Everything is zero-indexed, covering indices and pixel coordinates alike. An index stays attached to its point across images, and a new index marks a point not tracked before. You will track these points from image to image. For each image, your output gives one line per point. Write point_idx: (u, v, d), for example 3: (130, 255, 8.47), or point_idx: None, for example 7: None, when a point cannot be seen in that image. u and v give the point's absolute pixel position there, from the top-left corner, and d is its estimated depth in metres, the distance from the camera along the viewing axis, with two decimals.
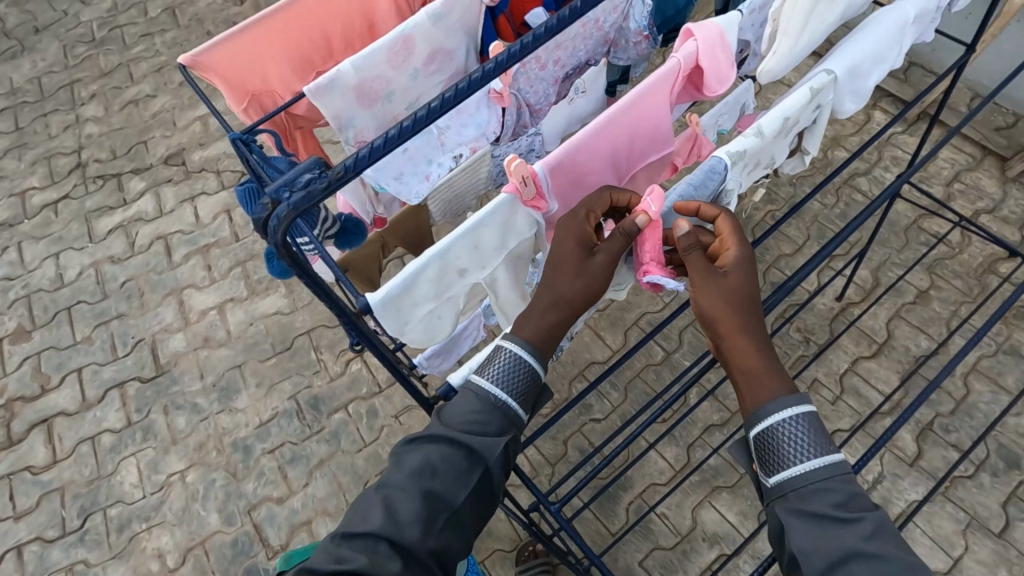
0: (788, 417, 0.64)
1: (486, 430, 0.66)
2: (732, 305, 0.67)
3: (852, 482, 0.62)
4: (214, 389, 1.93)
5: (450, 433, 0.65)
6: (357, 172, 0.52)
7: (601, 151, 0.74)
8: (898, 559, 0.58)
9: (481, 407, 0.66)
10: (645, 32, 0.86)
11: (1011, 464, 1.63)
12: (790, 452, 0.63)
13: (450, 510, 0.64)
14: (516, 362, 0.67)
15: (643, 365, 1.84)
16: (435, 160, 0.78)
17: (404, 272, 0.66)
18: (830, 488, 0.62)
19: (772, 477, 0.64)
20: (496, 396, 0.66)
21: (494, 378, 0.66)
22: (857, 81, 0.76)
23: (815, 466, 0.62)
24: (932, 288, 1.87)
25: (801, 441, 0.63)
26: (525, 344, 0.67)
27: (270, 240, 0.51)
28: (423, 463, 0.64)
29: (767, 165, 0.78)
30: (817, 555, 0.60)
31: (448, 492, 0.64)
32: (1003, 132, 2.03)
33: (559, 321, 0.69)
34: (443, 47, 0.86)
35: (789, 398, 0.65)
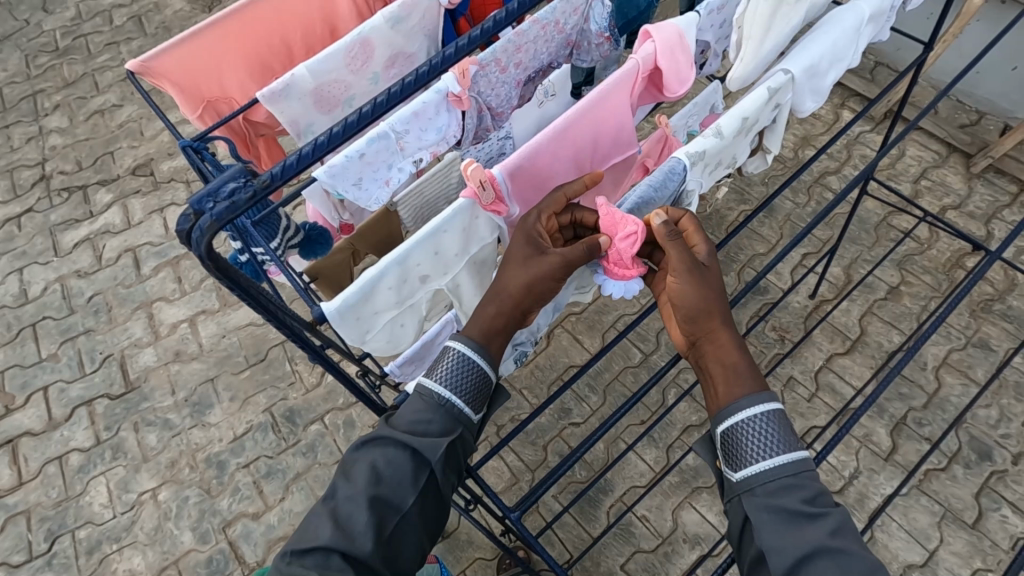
0: (759, 415, 0.65)
1: (428, 431, 0.65)
2: (721, 300, 0.69)
3: (816, 479, 0.64)
4: (186, 404, 1.88)
5: (394, 435, 0.64)
6: (284, 180, 0.53)
7: (564, 155, 0.74)
8: (861, 555, 0.60)
9: (424, 408, 0.65)
10: (606, 33, 0.86)
11: (982, 456, 1.66)
12: (759, 449, 0.64)
13: (398, 515, 0.63)
14: (464, 362, 0.66)
15: (621, 368, 1.84)
16: (395, 165, 0.76)
17: (361, 280, 0.64)
18: (794, 485, 0.63)
19: (738, 472, 0.65)
20: (440, 395, 0.65)
21: (441, 378, 0.66)
22: (816, 80, 0.77)
23: (781, 463, 0.63)
24: (902, 284, 1.90)
25: (771, 438, 0.64)
26: (472, 342, 0.67)
27: (194, 252, 0.49)
28: (371, 470, 0.63)
29: (730, 165, 0.78)
30: (784, 550, 0.61)
31: (395, 497, 0.63)
32: (967, 129, 2.08)
33: (509, 319, 0.68)
34: (403, 50, 0.84)
35: (766, 394, 0.66)
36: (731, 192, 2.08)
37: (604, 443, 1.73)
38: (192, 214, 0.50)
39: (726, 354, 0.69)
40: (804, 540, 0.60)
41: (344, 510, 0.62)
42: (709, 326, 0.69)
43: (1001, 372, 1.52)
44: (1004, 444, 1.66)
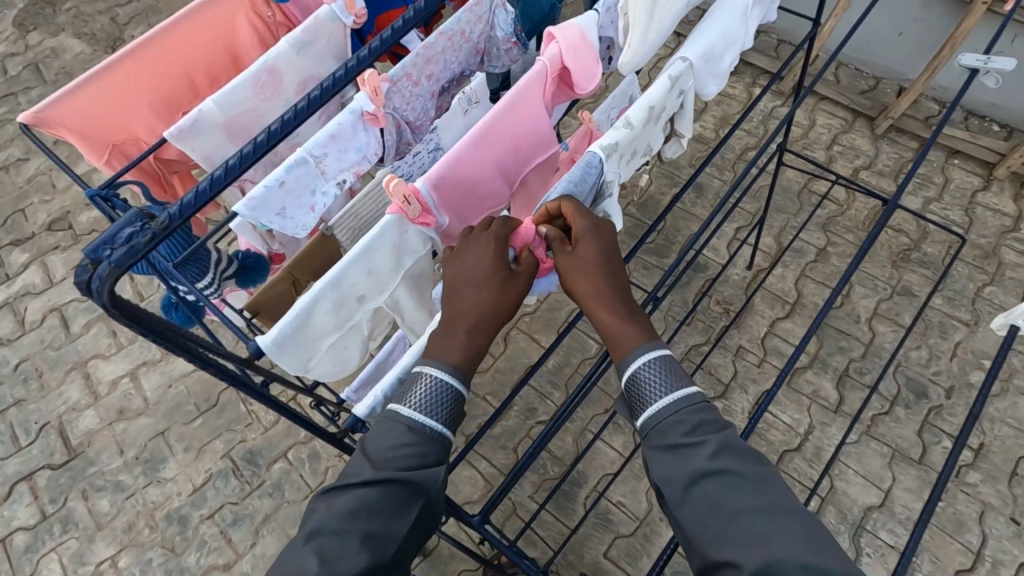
0: (647, 364, 0.66)
1: (424, 463, 0.59)
2: (584, 275, 0.68)
3: (703, 408, 0.65)
4: (137, 463, 1.79)
5: (385, 473, 0.57)
6: (184, 220, 0.52)
7: (484, 160, 0.75)
8: (746, 471, 0.61)
9: (414, 440, 0.59)
10: (513, 38, 0.88)
11: (919, 395, 1.77)
12: (647, 393, 0.66)
13: (391, 548, 0.58)
14: (441, 389, 0.60)
15: (580, 361, 1.87)
16: (319, 190, 0.76)
17: (296, 308, 0.64)
18: (679, 420, 0.64)
19: (637, 421, 0.67)
20: (431, 428, 0.59)
21: (418, 407, 0.60)
22: (713, 64, 0.81)
23: (669, 402, 0.65)
24: (829, 245, 2.01)
25: (655, 382, 0.66)
26: (446, 365, 0.61)
27: (96, 303, 0.47)
28: (357, 503, 0.57)
29: (646, 153, 0.81)
30: (672, 478, 0.63)
31: (387, 530, 0.58)
32: (867, 95, 2.23)
33: (476, 340, 0.64)
34: (313, 74, 0.84)
35: (643, 347, 0.67)
36: (663, 177, 2.16)
37: (573, 436, 1.75)
38: (89, 265, 0.48)
39: (605, 323, 0.69)
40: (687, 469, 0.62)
41: (333, 547, 0.55)
42: (582, 302, 0.69)
43: (924, 314, 1.64)
44: (937, 381, 1.79)
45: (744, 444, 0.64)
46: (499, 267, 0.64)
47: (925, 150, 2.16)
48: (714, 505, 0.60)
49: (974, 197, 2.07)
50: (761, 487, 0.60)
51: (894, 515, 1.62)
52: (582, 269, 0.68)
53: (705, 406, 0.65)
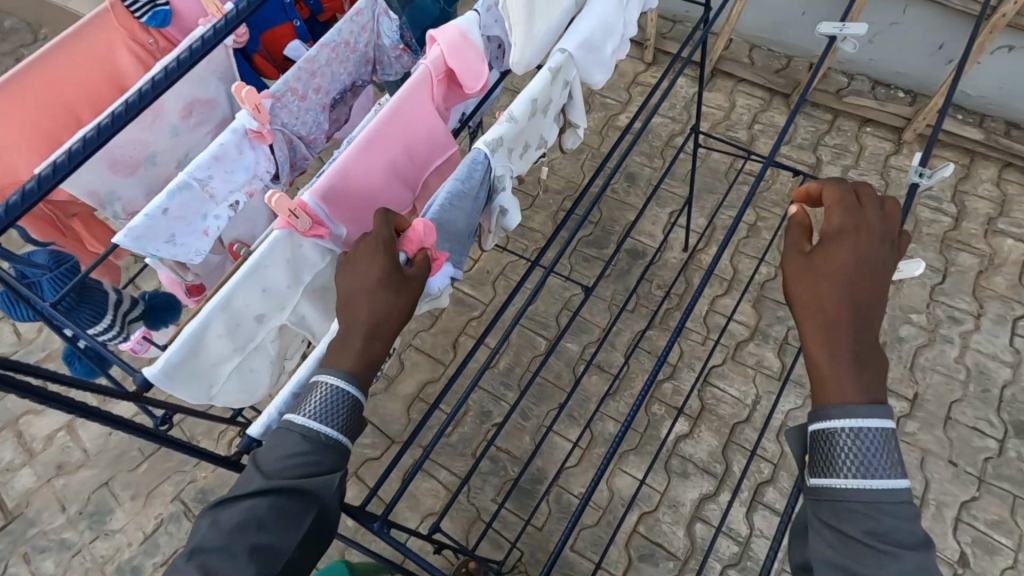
0: (855, 430, 0.62)
1: (318, 470, 0.57)
2: (820, 316, 0.68)
3: (909, 514, 0.59)
4: (81, 518, 1.71)
5: (274, 482, 0.55)
6: None
7: (377, 168, 0.75)
8: None
9: (307, 449, 0.57)
10: (401, 45, 0.89)
11: None
12: (840, 463, 0.62)
13: (285, 560, 0.55)
14: (336, 396, 0.59)
15: (530, 359, 1.88)
16: (210, 213, 0.74)
17: (184, 334, 0.61)
18: (877, 516, 0.59)
19: (816, 478, 0.63)
20: (325, 434, 0.57)
21: (311, 415, 0.58)
22: (595, 53, 0.83)
23: (867, 484, 0.60)
24: (759, 220, 2.08)
25: (872, 462, 0.61)
26: (340, 371, 0.60)
27: None
28: (244, 515, 0.54)
29: (539, 145, 0.83)
30: (840, 552, 0.59)
31: (279, 542, 0.54)
32: (780, 73, 2.32)
33: (374, 347, 0.63)
34: (198, 97, 0.82)
35: (865, 410, 0.62)
36: (595, 170, 2.20)
37: (530, 434, 1.76)
38: None
39: (819, 366, 0.66)
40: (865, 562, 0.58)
41: (217, 562, 0.52)
42: (808, 342, 0.68)
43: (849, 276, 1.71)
44: None
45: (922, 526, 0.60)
46: (390, 271, 0.63)
47: (838, 121, 2.27)
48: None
49: (888, 162, 2.17)
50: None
51: None
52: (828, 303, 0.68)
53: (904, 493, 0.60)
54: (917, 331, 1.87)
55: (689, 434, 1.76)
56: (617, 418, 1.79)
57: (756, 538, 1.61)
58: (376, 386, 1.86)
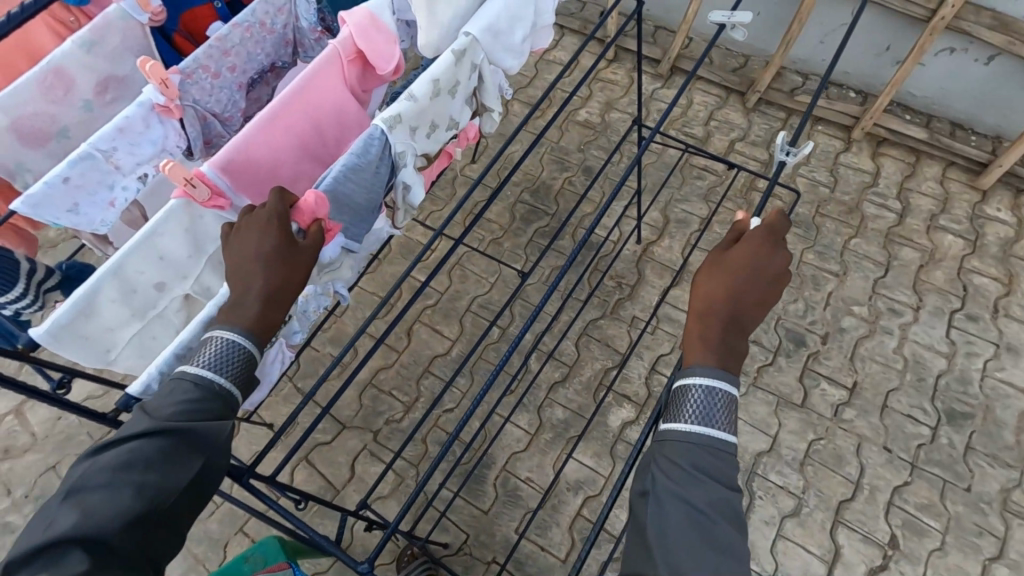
0: (700, 383, 0.66)
1: (207, 417, 0.55)
2: (720, 294, 0.71)
3: (732, 463, 0.64)
4: (26, 501, 1.70)
5: (160, 425, 0.53)
6: None
7: (280, 144, 0.78)
8: (734, 538, 0.62)
9: (198, 396, 0.55)
10: (319, 27, 0.91)
11: (799, 344, 1.90)
12: (686, 411, 0.66)
13: (170, 503, 0.54)
14: (230, 348, 0.58)
15: (483, 347, 1.91)
16: (116, 184, 0.76)
17: (72, 298, 0.63)
18: (704, 463, 0.64)
19: (664, 424, 0.67)
20: (218, 383, 0.56)
21: (207, 363, 0.57)
22: (502, 38, 0.86)
23: (705, 431, 0.64)
24: (711, 214, 2.13)
25: (707, 411, 0.65)
26: (234, 327, 0.59)
27: None
28: (128, 456, 0.52)
29: (448, 126, 0.85)
30: (671, 480, 0.63)
31: (163, 486, 0.53)
32: (736, 72, 2.37)
33: (273, 313, 0.62)
34: (112, 74, 0.84)
35: (715, 372, 0.67)
36: (554, 162, 2.24)
37: (479, 420, 1.79)
38: None
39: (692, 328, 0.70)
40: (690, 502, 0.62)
41: (94, 500, 0.51)
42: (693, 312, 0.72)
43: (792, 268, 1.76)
44: (813, 329, 1.92)
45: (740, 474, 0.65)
46: (284, 239, 0.64)
47: (792, 120, 2.32)
48: (691, 519, 0.62)
49: (837, 159, 2.23)
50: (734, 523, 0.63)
51: (782, 457, 1.74)
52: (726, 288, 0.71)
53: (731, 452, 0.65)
54: (859, 322, 1.93)
55: (635, 421, 1.80)
56: (565, 404, 1.82)
57: None
58: (328, 372, 1.87)
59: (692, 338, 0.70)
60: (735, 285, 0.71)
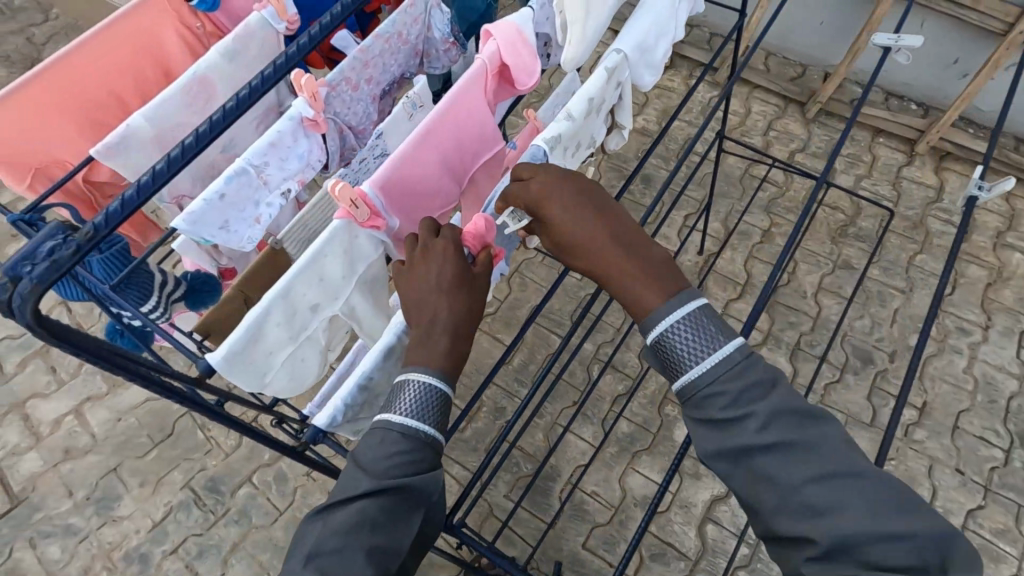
0: (678, 319, 0.63)
1: (420, 470, 0.57)
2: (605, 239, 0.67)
3: (808, 435, 0.59)
4: (88, 503, 1.69)
5: (382, 485, 0.55)
6: (110, 231, 0.50)
7: (426, 160, 0.75)
8: (920, 532, 0.54)
9: (407, 448, 0.57)
10: (450, 38, 0.89)
11: (865, 361, 1.87)
12: (721, 409, 0.60)
13: (398, 560, 0.57)
14: (428, 392, 0.58)
15: (544, 357, 1.88)
16: (262, 201, 0.74)
17: (245, 323, 0.62)
18: (800, 454, 0.58)
19: (708, 434, 0.62)
20: (424, 433, 0.57)
21: (408, 413, 0.58)
22: (647, 55, 0.83)
23: (761, 422, 0.59)
24: (772, 226, 2.10)
25: (727, 389, 0.60)
26: (430, 369, 0.59)
27: (20, 324, 0.45)
28: (358, 517, 0.55)
29: (590, 144, 0.83)
30: (795, 521, 0.57)
31: (391, 543, 0.56)
32: (796, 81, 2.34)
33: (461, 345, 0.61)
34: (248, 83, 0.81)
35: (669, 311, 0.63)
36: (611, 169, 2.21)
37: (543, 431, 1.76)
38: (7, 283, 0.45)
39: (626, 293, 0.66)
40: (831, 525, 0.56)
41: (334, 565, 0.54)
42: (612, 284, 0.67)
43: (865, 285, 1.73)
44: (880, 347, 1.89)
45: (793, 395, 0.61)
46: (464, 272, 0.63)
47: (852, 131, 2.29)
48: (845, 528, 0.55)
49: (900, 172, 2.19)
50: (847, 460, 0.58)
51: None
52: (601, 239, 0.67)
53: (752, 361, 0.61)
54: (926, 340, 1.90)
55: None
56: (629, 418, 1.80)
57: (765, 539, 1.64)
58: None
59: (630, 281, 0.66)
60: (581, 216, 0.68)
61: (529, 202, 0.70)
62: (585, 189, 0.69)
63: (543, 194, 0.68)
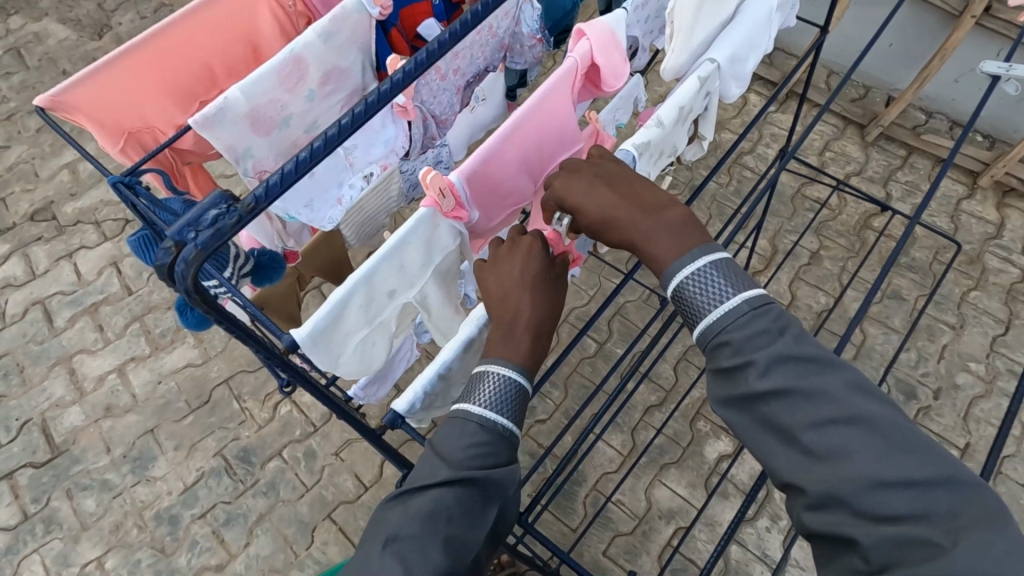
0: (690, 274, 0.60)
1: (496, 462, 0.57)
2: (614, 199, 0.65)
3: (815, 383, 0.55)
4: (125, 461, 1.74)
5: (461, 474, 0.55)
6: (269, 202, 0.49)
7: (509, 156, 0.75)
8: (930, 478, 0.51)
9: (486, 439, 0.57)
10: (538, 34, 0.88)
11: (908, 396, 1.82)
12: (732, 363, 0.58)
13: (472, 555, 0.57)
14: (508, 386, 0.58)
15: (578, 360, 1.88)
16: (346, 182, 0.77)
17: (330, 304, 0.62)
18: (799, 403, 0.55)
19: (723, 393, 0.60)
20: (503, 426, 0.57)
21: (488, 403, 0.58)
22: (738, 67, 0.82)
23: (764, 372, 0.56)
24: (822, 249, 2.05)
25: (737, 336, 0.58)
26: (510, 361, 0.59)
27: (179, 288, 0.47)
28: (434, 505, 0.55)
29: (671, 153, 0.82)
30: (798, 472, 0.55)
31: (465, 537, 0.56)
32: (858, 103, 2.28)
33: (542, 341, 0.61)
34: (337, 66, 0.83)
35: (685, 260, 0.61)
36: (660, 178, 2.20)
37: (572, 434, 1.76)
38: (171, 247, 0.46)
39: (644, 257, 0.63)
40: (833, 475, 0.53)
41: (410, 551, 0.54)
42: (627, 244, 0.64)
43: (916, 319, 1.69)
44: (925, 382, 1.84)
45: (805, 342, 0.57)
46: (547, 267, 0.63)
47: (913, 158, 2.22)
48: (857, 475, 0.52)
49: (960, 206, 2.13)
50: (863, 408, 0.54)
51: None
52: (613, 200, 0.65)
53: (765, 313, 0.58)
54: (974, 381, 1.84)
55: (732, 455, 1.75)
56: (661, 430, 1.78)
57: (791, 567, 1.61)
58: None
59: (647, 244, 0.63)
60: (600, 196, 0.66)
61: (554, 197, 0.69)
62: (599, 165, 0.69)
63: (564, 185, 0.68)
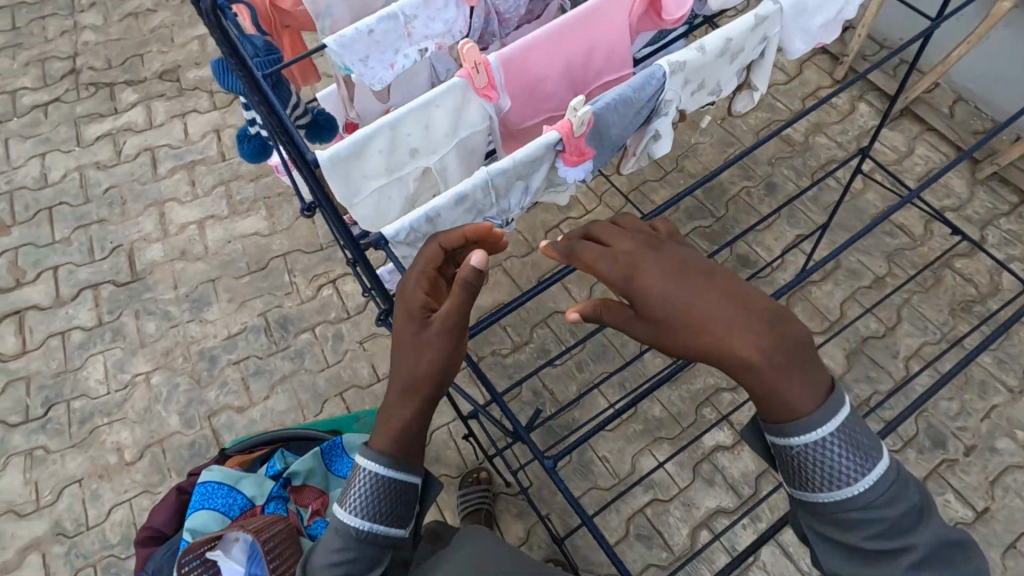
0: (827, 433, 0.59)
1: (359, 551, 0.64)
2: (735, 308, 0.58)
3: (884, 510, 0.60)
4: (186, 299, 1.97)
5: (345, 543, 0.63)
6: None
7: (551, 55, 0.79)
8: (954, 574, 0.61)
9: (349, 552, 0.64)
10: None
11: (936, 444, 1.72)
12: (819, 483, 0.61)
13: None
14: (373, 480, 0.64)
15: (603, 319, 1.91)
16: (401, 51, 0.81)
17: (355, 135, 0.71)
18: (865, 521, 0.60)
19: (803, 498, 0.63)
20: (359, 530, 0.63)
21: (352, 507, 0.63)
22: (804, 19, 0.82)
23: (836, 495, 0.60)
24: (889, 276, 1.94)
25: (837, 472, 0.60)
26: (377, 455, 0.64)
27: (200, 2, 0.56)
28: None
29: (713, 92, 0.83)
30: (856, 572, 0.62)
31: None
32: (978, 136, 2.09)
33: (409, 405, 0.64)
34: None
35: (819, 416, 0.59)
36: (737, 167, 2.15)
37: (578, 385, 1.81)
38: None
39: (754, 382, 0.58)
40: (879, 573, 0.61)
41: None
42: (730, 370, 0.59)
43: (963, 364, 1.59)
44: (960, 436, 1.73)
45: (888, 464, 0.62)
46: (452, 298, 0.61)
47: None
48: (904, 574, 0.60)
49: None
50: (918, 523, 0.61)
51: None
52: (721, 309, 0.58)
53: (874, 460, 0.60)
54: (1017, 450, 1.70)
55: (729, 448, 1.74)
56: (665, 405, 1.79)
57: (755, 567, 1.60)
58: None
59: (754, 376, 0.58)
60: (676, 287, 0.59)
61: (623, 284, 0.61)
62: (667, 250, 0.62)
63: (634, 262, 0.61)
